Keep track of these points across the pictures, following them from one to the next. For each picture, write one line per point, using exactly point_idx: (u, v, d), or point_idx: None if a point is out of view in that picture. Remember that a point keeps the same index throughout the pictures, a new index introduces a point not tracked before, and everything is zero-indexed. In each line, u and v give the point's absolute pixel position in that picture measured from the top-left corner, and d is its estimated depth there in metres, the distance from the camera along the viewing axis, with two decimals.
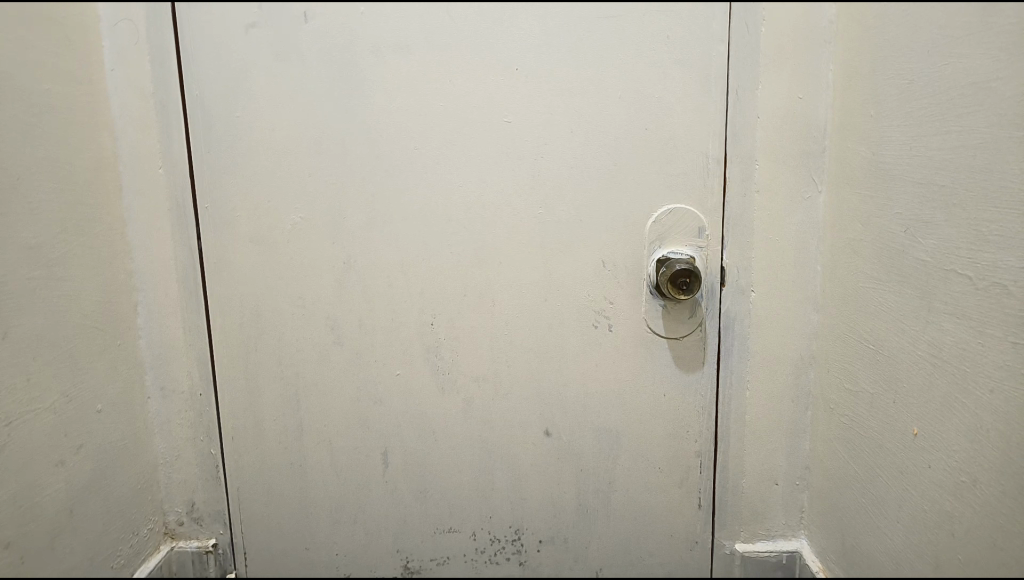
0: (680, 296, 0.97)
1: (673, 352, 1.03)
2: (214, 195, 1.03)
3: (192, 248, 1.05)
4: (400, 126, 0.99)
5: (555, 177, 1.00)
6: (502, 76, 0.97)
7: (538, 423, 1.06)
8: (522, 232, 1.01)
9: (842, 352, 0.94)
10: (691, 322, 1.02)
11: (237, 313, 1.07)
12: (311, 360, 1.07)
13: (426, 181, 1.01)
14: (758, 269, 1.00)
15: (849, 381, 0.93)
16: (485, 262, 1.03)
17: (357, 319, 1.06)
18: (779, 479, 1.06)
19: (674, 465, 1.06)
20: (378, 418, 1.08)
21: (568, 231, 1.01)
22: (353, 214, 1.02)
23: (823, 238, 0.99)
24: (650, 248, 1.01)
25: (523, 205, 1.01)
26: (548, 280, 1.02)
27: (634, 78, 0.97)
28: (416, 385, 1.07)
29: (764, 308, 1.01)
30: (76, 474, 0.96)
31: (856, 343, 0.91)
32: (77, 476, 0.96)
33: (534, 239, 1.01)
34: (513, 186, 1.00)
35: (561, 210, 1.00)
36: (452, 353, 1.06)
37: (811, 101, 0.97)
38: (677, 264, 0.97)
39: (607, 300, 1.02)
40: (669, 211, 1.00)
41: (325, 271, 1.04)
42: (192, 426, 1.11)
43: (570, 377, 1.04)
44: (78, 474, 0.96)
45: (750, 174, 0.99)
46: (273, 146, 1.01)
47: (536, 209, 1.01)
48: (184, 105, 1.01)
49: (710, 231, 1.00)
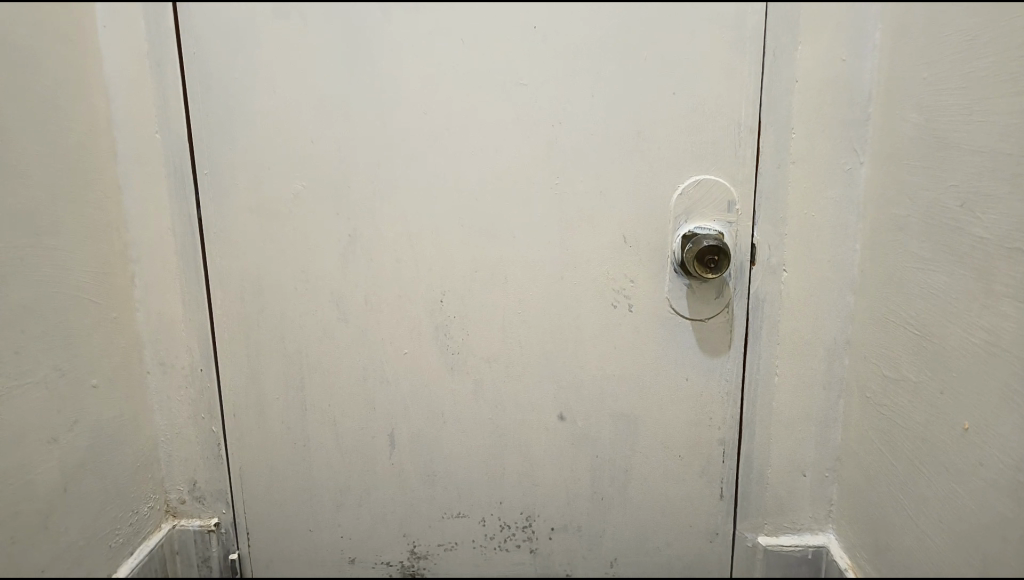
0: (707, 275, 0.90)
1: (696, 335, 0.96)
2: (213, 163, 0.98)
3: (191, 217, 1.00)
4: (408, 90, 0.93)
5: (573, 145, 0.93)
6: (517, 36, 0.90)
7: (552, 406, 1.01)
8: (536, 205, 0.95)
9: (880, 339, 0.88)
10: (717, 302, 0.95)
11: (238, 287, 1.02)
12: (315, 336, 1.02)
13: (435, 149, 0.94)
14: (791, 247, 0.93)
15: (889, 371, 0.86)
16: (498, 236, 0.97)
17: (362, 294, 1.00)
18: (807, 471, 0.99)
19: (695, 453, 1.00)
20: (384, 398, 1.04)
21: (586, 204, 0.95)
22: (358, 184, 0.97)
23: (863, 214, 0.91)
24: (674, 222, 0.94)
25: (539, 176, 0.94)
26: (564, 255, 0.96)
27: (659, 39, 0.89)
28: (423, 364, 1.02)
29: (797, 289, 0.94)
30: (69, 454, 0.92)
31: (897, 328, 0.84)
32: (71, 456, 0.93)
33: (549, 212, 0.95)
34: (529, 154, 0.94)
35: (580, 181, 0.94)
36: (462, 331, 1.00)
37: (854, 64, 0.89)
38: (704, 241, 0.90)
39: (628, 278, 0.96)
40: (697, 183, 0.93)
41: (329, 244, 0.99)
42: (192, 403, 1.07)
43: (586, 358, 0.99)
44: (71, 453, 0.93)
45: (785, 144, 0.91)
46: (272, 110, 0.95)
47: (553, 180, 0.94)
48: (181, 65, 0.96)
49: (740, 205, 0.93)
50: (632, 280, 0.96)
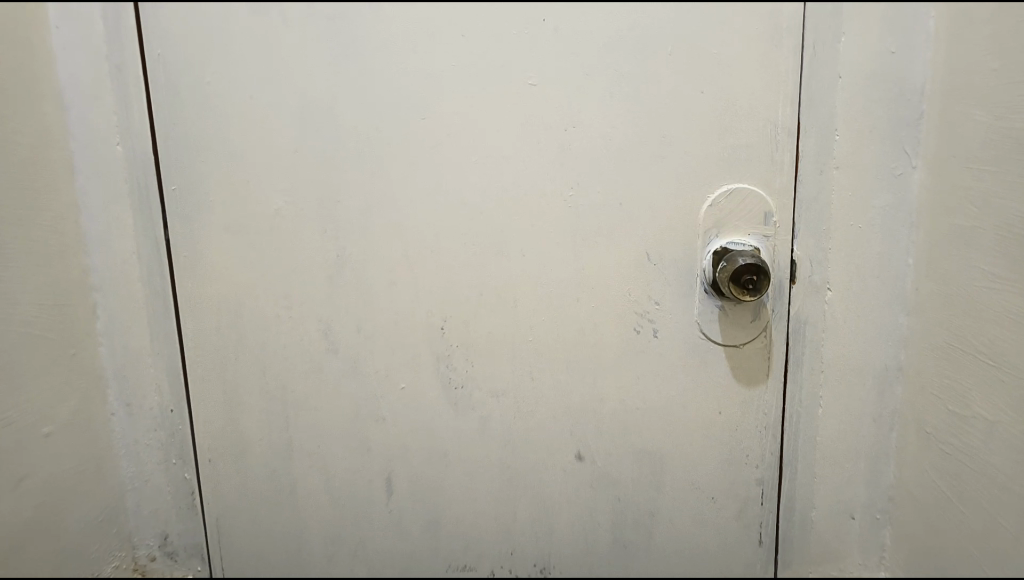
0: (745, 298, 0.79)
1: (729, 363, 0.86)
2: (182, 177, 0.87)
3: (158, 238, 0.89)
4: (402, 92, 0.82)
5: (589, 152, 0.82)
6: (524, 29, 0.80)
7: (568, 444, 0.90)
8: (548, 220, 0.84)
9: (942, 367, 0.77)
10: (754, 326, 0.84)
11: (212, 317, 0.90)
12: (301, 370, 0.91)
13: (433, 158, 0.84)
14: (836, 263, 0.83)
15: (955, 404, 0.75)
16: (505, 255, 0.86)
17: (354, 323, 0.89)
18: (856, 512, 0.88)
19: (730, 495, 0.89)
20: (380, 438, 0.92)
21: (604, 218, 0.84)
22: (347, 198, 0.86)
23: (917, 224, 0.81)
24: (704, 238, 0.83)
25: (551, 187, 0.83)
26: (580, 276, 0.85)
27: (686, 30, 0.79)
28: (423, 400, 0.91)
29: (842, 310, 0.84)
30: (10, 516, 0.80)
31: (964, 355, 0.74)
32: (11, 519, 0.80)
33: (563, 228, 0.84)
34: (539, 163, 0.83)
35: (597, 192, 0.83)
36: (466, 362, 0.89)
37: (904, 56, 0.79)
38: (739, 260, 0.80)
39: (652, 300, 0.85)
40: (729, 193, 0.82)
41: (314, 267, 0.88)
42: (162, 448, 0.95)
43: (607, 391, 0.88)
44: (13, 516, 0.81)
45: (828, 147, 0.81)
46: (248, 117, 0.84)
47: (566, 192, 0.83)
48: (144, 67, 0.84)
49: (778, 217, 0.82)
50: (657, 302, 0.85)
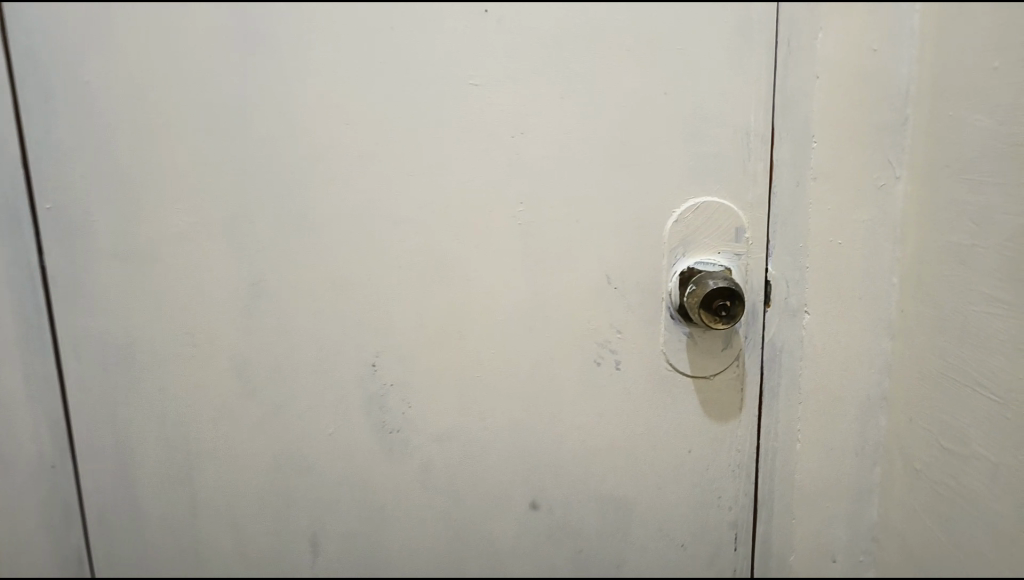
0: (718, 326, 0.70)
1: (699, 396, 0.77)
2: (58, 194, 0.72)
3: (31, 269, 0.74)
4: (320, 91, 0.70)
5: (540, 163, 0.72)
6: (464, 20, 0.69)
7: (522, 490, 0.79)
8: (494, 238, 0.74)
9: (935, 398, 0.70)
10: (725, 355, 0.75)
11: (100, 356, 0.76)
12: (209, 415, 0.78)
13: (360, 169, 0.72)
14: (814, 284, 0.74)
15: (950, 440, 0.68)
16: (447, 279, 0.75)
17: (271, 359, 0.77)
18: (837, 555, 0.80)
19: (701, 541, 0.80)
20: (304, 490, 0.80)
21: (559, 236, 0.74)
22: (259, 216, 0.73)
23: (902, 240, 0.73)
24: (669, 257, 0.74)
25: (496, 202, 0.73)
26: (532, 301, 0.75)
27: (649, 23, 0.69)
28: (354, 447, 0.79)
29: (822, 336, 0.75)
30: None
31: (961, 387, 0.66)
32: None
33: (511, 248, 0.74)
34: (483, 175, 0.72)
35: (550, 206, 0.73)
36: (403, 401, 0.77)
37: (887, 54, 0.71)
38: (710, 282, 0.70)
39: (614, 328, 0.76)
40: (697, 207, 0.73)
41: (223, 295, 0.75)
42: (43, 511, 0.81)
43: (564, 430, 0.78)
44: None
45: (805, 155, 0.73)
46: (136, 121, 0.70)
47: (516, 207, 0.73)
48: (5, 62, 0.68)
49: (750, 233, 0.74)
50: (619, 329, 0.76)
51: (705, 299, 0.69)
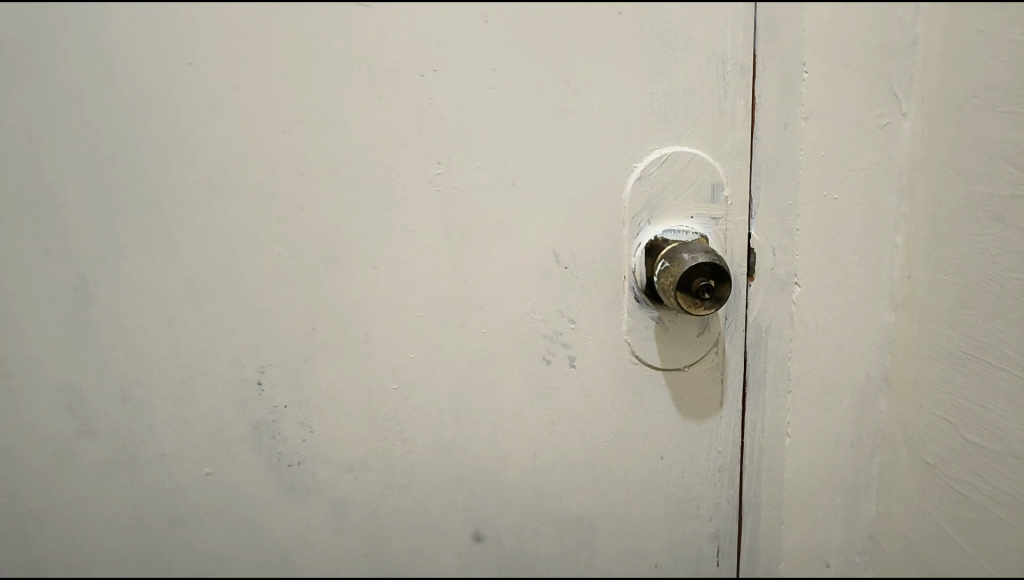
0: (700, 313, 0.55)
1: (671, 392, 0.62)
2: None
3: None
4: (153, 22, 0.51)
5: (462, 111, 0.55)
6: None
7: (461, 520, 0.64)
8: (405, 213, 0.56)
9: (952, 383, 0.58)
10: (702, 342, 0.61)
11: None
12: (43, 465, 0.59)
13: (218, 126, 0.53)
14: (806, 249, 0.61)
15: (974, 434, 0.56)
16: (347, 270, 0.57)
17: (119, 388, 0.58)
18: (831, 559, 0.69)
19: (678, 560, 0.67)
20: (183, 546, 0.63)
21: (489, 206, 0.57)
22: (80, 196, 0.53)
23: (908, 191, 0.60)
24: (631, 225, 0.58)
25: (406, 164, 0.55)
26: (461, 291, 0.59)
27: None
28: (243, 488, 0.61)
29: (814, 311, 0.62)
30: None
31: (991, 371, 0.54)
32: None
33: (429, 225, 0.57)
34: (386, 129, 0.54)
35: (479, 167, 0.56)
36: (302, 428, 0.60)
37: None
38: (688, 257, 0.55)
39: (564, 318, 0.60)
40: (664, 161, 0.58)
41: (40, 308, 0.55)
42: None
43: (509, 446, 0.63)
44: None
45: (794, 90, 0.58)
46: None
47: (433, 170, 0.56)
48: None
49: (730, 190, 0.59)
50: (572, 318, 0.60)
51: (686, 280, 0.54)
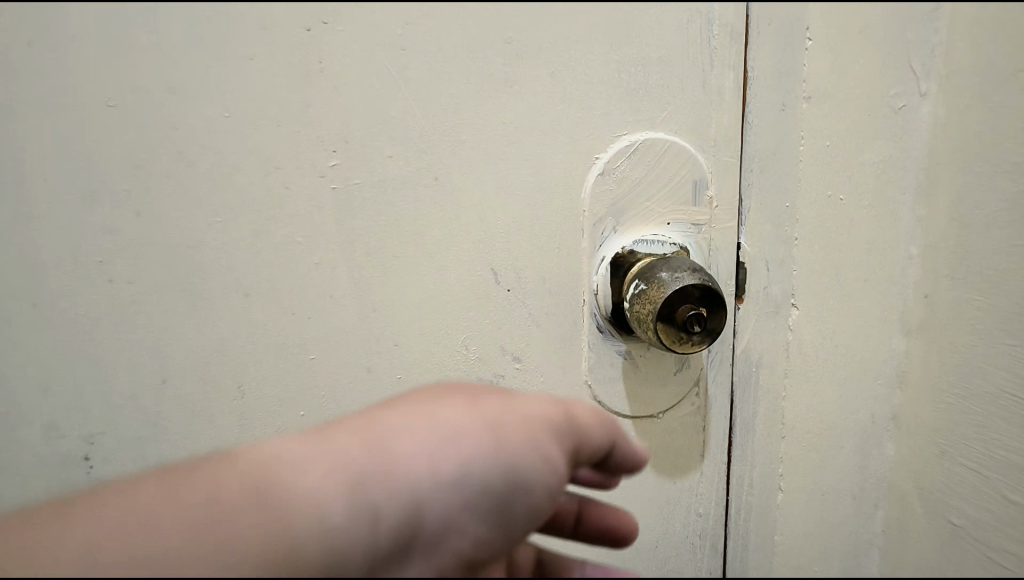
0: (690, 349, 0.43)
1: (642, 445, 0.49)
2: None
3: None
4: None
5: (364, 80, 0.40)
6: None
7: None
8: (288, 221, 0.41)
9: (990, 429, 0.46)
10: (681, 381, 0.48)
11: None
12: None
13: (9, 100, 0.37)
14: (806, 262, 0.48)
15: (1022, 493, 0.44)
16: (209, 299, 0.42)
17: None
18: None
19: None
20: None
21: (405, 211, 0.42)
22: None
23: (924, 191, 0.49)
24: (592, 235, 0.45)
25: (289, 154, 0.40)
26: (368, 324, 0.44)
27: None
28: None
29: (814, 339, 0.50)
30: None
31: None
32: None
33: (322, 236, 0.42)
34: (258, 103, 0.39)
35: (391, 157, 0.41)
36: None
37: None
38: (667, 276, 0.42)
39: (506, 356, 0.46)
40: (633, 151, 0.45)
41: None
42: None
43: None
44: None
45: (793, 62, 0.46)
46: None
47: (325, 162, 0.41)
48: None
49: (715, 189, 0.46)
50: (516, 356, 0.46)
51: (669, 319, 0.41)
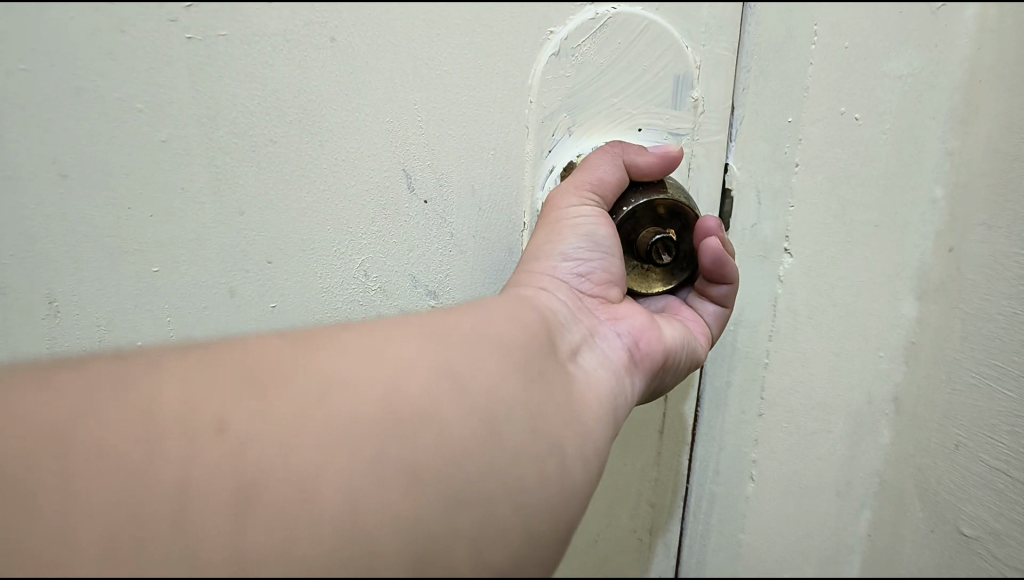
0: (666, 284, 0.34)
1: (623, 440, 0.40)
2: None
3: None
4: None
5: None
6: None
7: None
8: (129, 82, 0.30)
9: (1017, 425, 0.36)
10: None
11: None
12: None
13: None
14: (807, 195, 0.38)
15: None
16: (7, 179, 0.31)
17: None
18: None
19: None
20: None
21: (288, 84, 0.32)
22: None
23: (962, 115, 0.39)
24: (540, 136, 0.34)
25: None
26: (241, 235, 0.33)
27: None
28: None
29: (808, 295, 0.40)
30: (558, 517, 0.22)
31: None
32: (528, 558, 0.21)
33: (176, 110, 0.31)
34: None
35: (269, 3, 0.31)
36: None
37: None
38: (638, 201, 0.32)
39: (417, 289, 0.35)
40: (601, 30, 0.34)
41: None
42: None
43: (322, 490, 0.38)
44: (520, 529, 0.21)
45: None
46: None
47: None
48: None
49: (703, 89, 0.36)
50: (430, 293, 0.35)
51: (632, 245, 0.33)
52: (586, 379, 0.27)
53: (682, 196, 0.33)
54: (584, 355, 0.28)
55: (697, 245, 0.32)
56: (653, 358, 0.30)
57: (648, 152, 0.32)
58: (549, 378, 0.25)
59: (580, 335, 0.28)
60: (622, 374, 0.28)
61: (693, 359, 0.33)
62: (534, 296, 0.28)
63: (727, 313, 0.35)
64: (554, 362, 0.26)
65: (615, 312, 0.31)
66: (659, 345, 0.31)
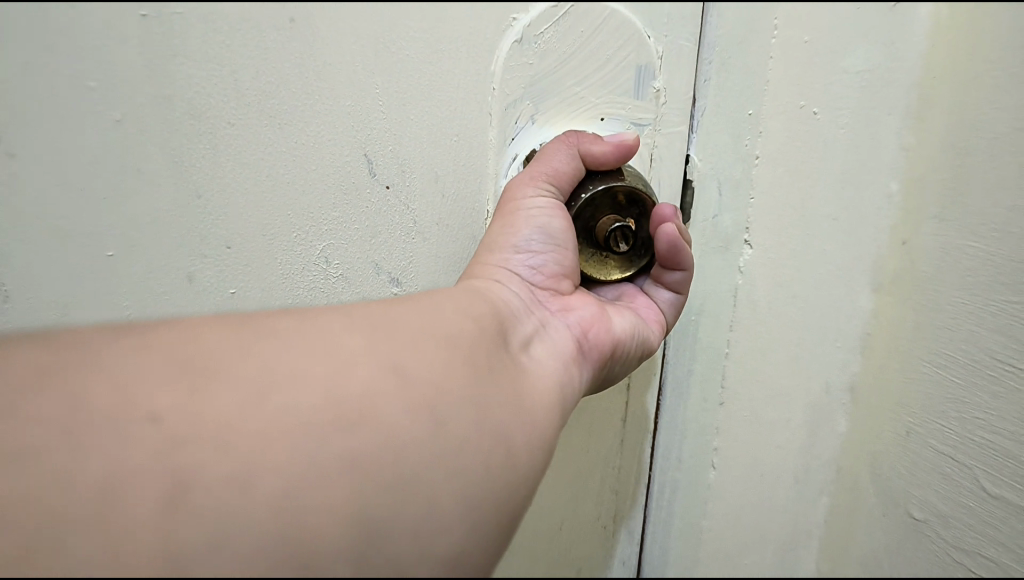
0: (624, 271, 0.34)
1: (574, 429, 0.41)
2: None
3: None
4: None
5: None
6: None
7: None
8: (84, 61, 0.30)
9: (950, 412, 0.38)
10: None
11: None
12: None
13: None
14: (767, 188, 0.39)
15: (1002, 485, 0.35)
16: None
17: None
18: None
19: None
20: None
21: (248, 64, 0.31)
22: None
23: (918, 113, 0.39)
24: (504, 123, 0.34)
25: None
26: (199, 219, 0.32)
27: None
28: None
29: (767, 286, 0.41)
30: (503, 507, 0.22)
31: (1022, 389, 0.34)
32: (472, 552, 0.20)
33: (130, 91, 0.30)
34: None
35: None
36: None
37: None
38: (596, 189, 0.32)
39: (379, 277, 0.35)
40: (564, 18, 0.34)
41: None
42: None
43: None
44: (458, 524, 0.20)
45: None
46: None
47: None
48: None
49: (664, 80, 0.36)
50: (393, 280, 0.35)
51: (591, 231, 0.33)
52: (535, 368, 0.26)
53: (640, 185, 0.33)
54: (535, 345, 0.28)
55: (652, 234, 0.33)
56: (604, 347, 0.30)
57: (602, 141, 0.32)
58: (495, 368, 0.24)
59: (532, 326, 0.28)
60: (574, 364, 0.28)
61: (645, 348, 0.33)
62: (486, 288, 0.29)
63: (682, 299, 0.35)
64: (501, 351, 0.25)
65: (569, 304, 0.31)
66: (612, 334, 0.31)
